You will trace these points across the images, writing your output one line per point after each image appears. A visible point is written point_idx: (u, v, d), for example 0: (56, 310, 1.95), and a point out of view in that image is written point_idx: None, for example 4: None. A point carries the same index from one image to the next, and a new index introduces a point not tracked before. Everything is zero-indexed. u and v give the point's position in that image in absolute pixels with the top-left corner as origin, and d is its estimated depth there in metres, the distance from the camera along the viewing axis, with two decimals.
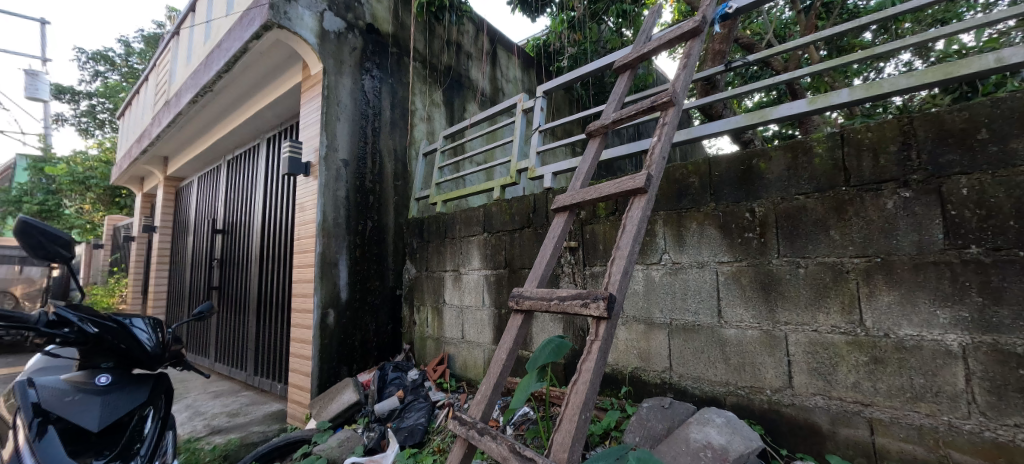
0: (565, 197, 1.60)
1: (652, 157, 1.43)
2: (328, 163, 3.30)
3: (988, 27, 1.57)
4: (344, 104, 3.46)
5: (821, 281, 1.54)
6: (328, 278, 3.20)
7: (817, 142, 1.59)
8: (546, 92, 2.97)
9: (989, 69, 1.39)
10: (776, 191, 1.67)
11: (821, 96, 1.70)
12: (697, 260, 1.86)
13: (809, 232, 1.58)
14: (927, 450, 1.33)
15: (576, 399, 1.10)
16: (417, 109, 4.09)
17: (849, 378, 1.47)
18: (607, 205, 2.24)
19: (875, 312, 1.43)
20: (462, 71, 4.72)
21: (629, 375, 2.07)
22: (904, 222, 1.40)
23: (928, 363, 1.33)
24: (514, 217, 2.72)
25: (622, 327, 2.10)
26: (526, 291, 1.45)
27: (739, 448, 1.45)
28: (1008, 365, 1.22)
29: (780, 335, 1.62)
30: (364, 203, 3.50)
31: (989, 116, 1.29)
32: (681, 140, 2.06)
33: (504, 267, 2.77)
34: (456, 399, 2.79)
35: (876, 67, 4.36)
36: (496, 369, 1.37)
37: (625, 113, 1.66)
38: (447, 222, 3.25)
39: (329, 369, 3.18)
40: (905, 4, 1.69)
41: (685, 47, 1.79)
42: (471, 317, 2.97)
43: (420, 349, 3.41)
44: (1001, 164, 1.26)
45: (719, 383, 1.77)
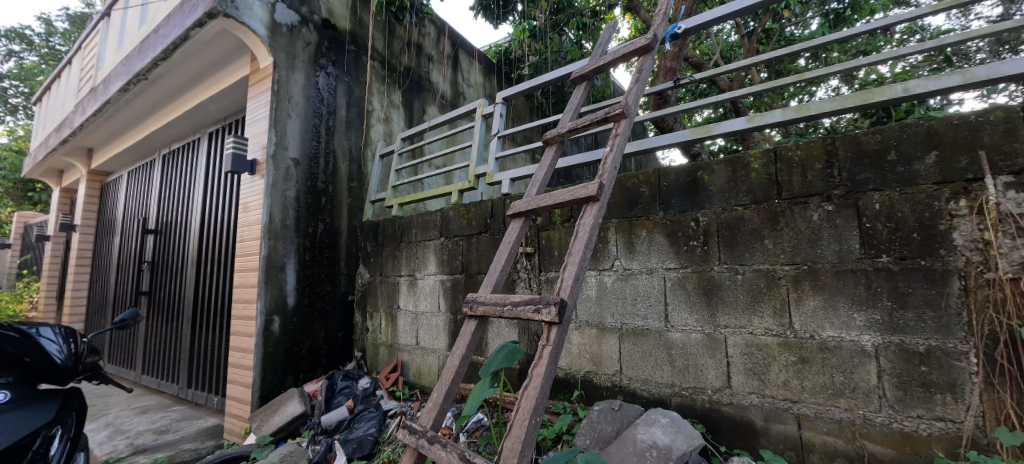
0: (521, 202, 1.63)
1: (605, 167, 1.48)
2: (276, 162, 3.14)
3: (899, 60, 1.76)
4: (295, 101, 3.32)
5: (756, 287, 1.65)
6: (273, 283, 3.03)
7: (754, 157, 1.71)
8: (505, 99, 2.99)
9: (898, 97, 1.55)
10: (718, 202, 1.77)
11: (758, 115, 1.83)
12: (646, 266, 1.94)
13: (746, 240, 1.69)
14: (846, 442, 1.45)
15: (526, 403, 1.11)
16: (374, 109, 3.99)
17: (780, 377, 1.58)
18: (562, 212, 2.28)
19: (802, 316, 1.55)
20: (423, 73, 4.66)
21: (581, 379, 2.11)
22: (827, 232, 1.53)
23: (847, 362, 1.46)
24: (471, 222, 2.71)
25: (576, 332, 2.14)
26: (479, 297, 1.45)
27: (682, 447, 1.51)
28: (911, 362, 1.36)
29: (720, 338, 1.72)
30: (315, 205, 3.36)
31: (898, 139, 1.44)
32: (634, 151, 2.14)
33: (461, 272, 2.75)
34: (409, 408, 2.73)
35: (809, 90, 4.77)
36: (448, 375, 1.35)
37: (580, 122, 1.71)
38: (403, 226, 3.18)
39: (273, 379, 3.01)
40: (832, 35, 1.85)
41: (637, 62, 1.87)
42: (426, 323, 2.92)
43: (373, 356, 3.31)
44: (906, 182, 1.41)
45: (666, 384, 1.85)
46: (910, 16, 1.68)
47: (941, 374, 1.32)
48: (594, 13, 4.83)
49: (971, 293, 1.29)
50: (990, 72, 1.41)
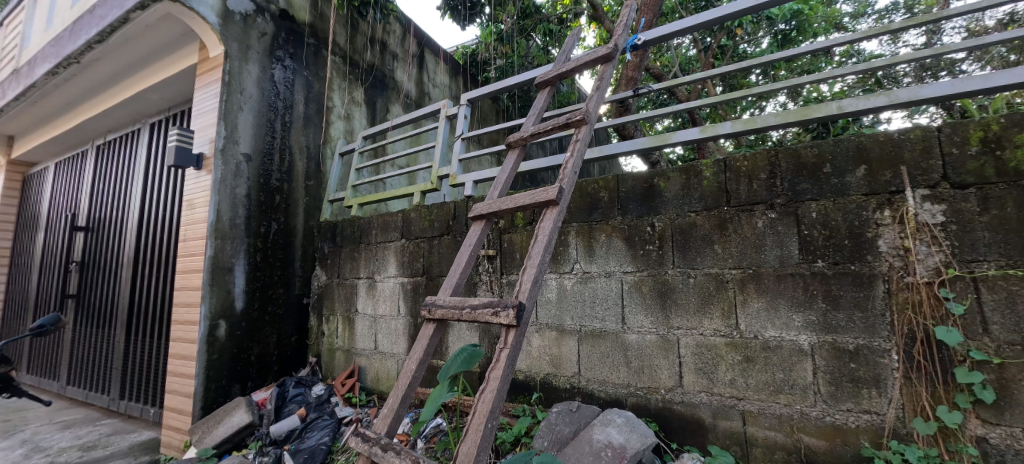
0: (482, 205, 1.63)
1: (565, 172, 1.50)
2: (225, 157, 2.97)
3: (836, 80, 1.89)
4: (248, 93, 3.16)
5: (706, 290, 1.73)
6: (219, 285, 2.86)
7: (706, 166, 1.79)
8: (470, 100, 2.98)
9: (834, 114, 1.68)
10: (673, 208, 1.84)
11: (710, 126, 1.92)
12: (605, 270, 1.98)
13: (698, 245, 1.77)
14: (785, 435, 1.54)
15: (483, 407, 1.11)
16: (335, 106, 3.87)
17: (727, 376, 1.66)
18: (524, 216, 2.30)
19: (747, 317, 1.64)
20: (387, 71, 4.57)
21: (541, 381, 2.13)
22: (770, 239, 1.63)
23: (787, 360, 1.55)
24: (433, 224, 2.68)
25: (536, 334, 2.16)
26: (438, 300, 1.44)
27: (636, 446, 1.55)
28: (842, 359, 1.47)
29: (673, 339, 1.78)
30: (268, 204, 3.21)
31: (833, 153, 1.55)
32: (595, 157, 2.19)
33: (422, 274, 2.71)
34: (366, 414, 2.65)
35: (759, 105, 5.05)
36: (405, 379, 1.34)
37: (542, 127, 1.73)
38: (363, 227, 3.09)
39: (218, 388, 2.84)
40: (777, 54, 1.98)
41: (598, 71, 1.92)
42: (385, 326, 2.85)
43: (328, 361, 3.20)
44: (839, 192, 1.52)
45: (621, 385, 1.90)
46: (845, 40, 1.82)
47: (868, 370, 1.43)
48: (560, 20, 4.91)
49: (893, 296, 1.41)
50: (912, 94, 1.55)
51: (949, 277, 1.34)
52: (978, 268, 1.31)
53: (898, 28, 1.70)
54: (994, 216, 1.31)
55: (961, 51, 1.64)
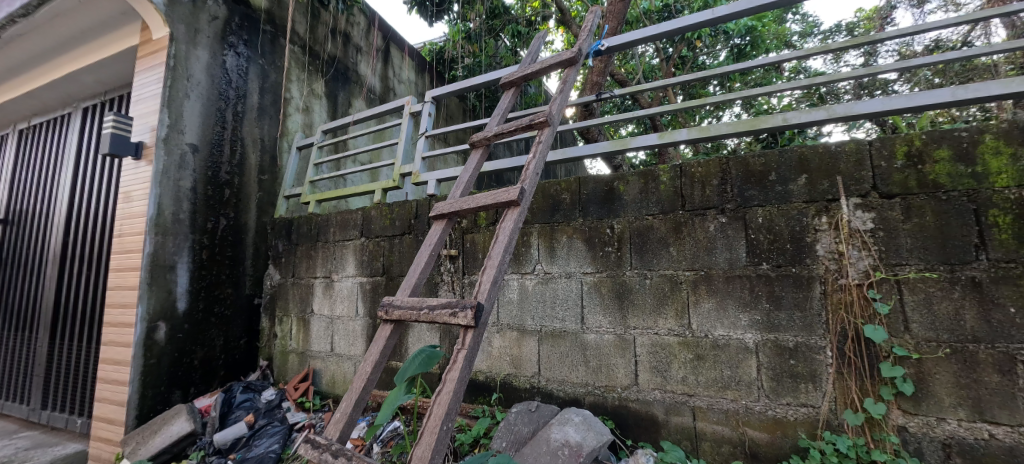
0: (443, 204, 1.62)
1: (526, 173, 1.51)
2: (168, 147, 2.78)
3: (784, 93, 2.00)
4: (196, 80, 2.97)
5: (662, 290, 1.79)
6: (159, 285, 2.67)
7: (663, 171, 1.85)
8: (435, 98, 2.93)
9: (779, 126, 1.78)
10: (631, 211, 1.89)
11: (667, 133, 1.98)
12: (566, 270, 2.01)
13: (654, 247, 1.82)
14: (731, 429, 1.62)
15: (438, 409, 1.10)
16: (292, 97, 3.71)
17: (679, 373, 1.73)
18: (487, 216, 2.29)
19: (699, 316, 1.71)
20: (349, 64, 4.43)
21: (501, 382, 2.13)
22: (720, 242, 1.70)
23: (734, 358, 1.63)
24: (394, 223, 2.62)
25: (497, 335, 2.16)
26: (396, 300, 1.42)
27: (592, 443, 1.59)
28: (783, 356, 1.56)
29: (630, 339, 1.83)
30: (217, 199, 3.03)
31: (778, 163, 1.64)
32: (558, 159, 2.21)
33: (382, 274, 2.64)
34: (319, 419, 2.56)
35: (716, 114, 5.29)
36: (360, 381, 1.32)
37: (505, 127, 1.73)
38: (320, 225, 2.98)
39: (156, 395, 2.65)
40: (731, 66, 2.07)
41: (562, 74, 1.94)
42: (342, 327, 2.76)
43: (281, 364, 3.06)
44: (783, 199, 1.62)
45: (580, 384, 1.93)
46: (792, 56, 1.93)
47: (805, 366, 1.52)
48: (528, 22, 4.93)
49: (829, 296, 1.51)
50: (847, 109, 1.67)
51: (877, 279, 1.46)
52: (901, 271, 1.44)
53: (837, 47, 1.83)
54: (915, 223, 1.43)
55: (891, 72, 1.78)
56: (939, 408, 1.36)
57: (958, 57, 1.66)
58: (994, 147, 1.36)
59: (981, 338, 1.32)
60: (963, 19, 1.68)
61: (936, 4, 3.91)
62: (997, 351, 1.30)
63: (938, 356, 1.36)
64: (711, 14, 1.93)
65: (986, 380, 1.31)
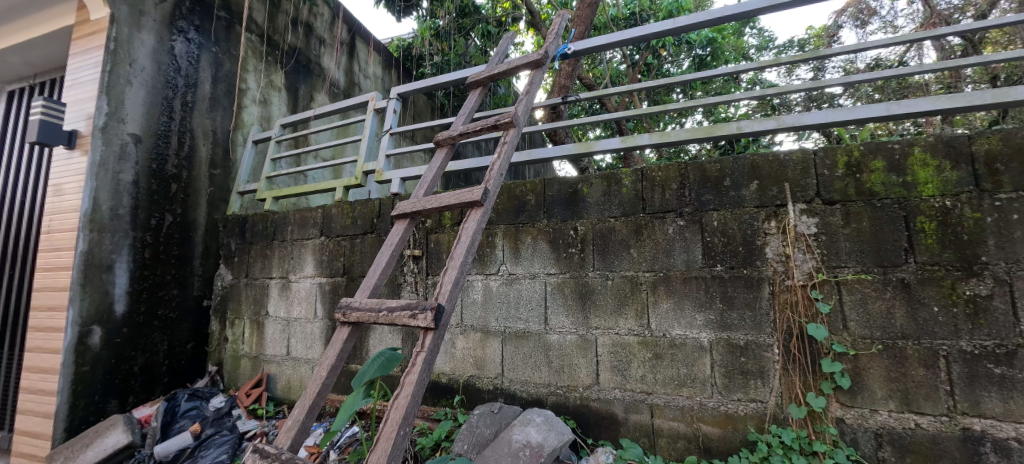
0: (406, 204, 1.60)
1: (491, 174, 1.50)
2: (106, 136, 2.57)
3: (740, 102, 2.09)
4: (140, 66, 2.77)
5: (623, 291, 1.83)
6: (94, 286, 2.48)
7: (625, 175, 1.89)
8: (400, 94, 2.87)
9: (734, 133, 1.86)
10: (595, 212, 1.92)
11: (630, 137, 2.03)
12: (530, 271, 2.02)
13: (616, 249, 1.86)
14: (686, 425, 1.68)
15: (396, 414, 1.08)
16: (248, 89, 3.53)
17: (638, 372, 1.77)
18: (452, 216, 2.26)
19: (658, 316, 1.76)
20: (311, 56, 4.26)
21: (464, 383, 2.11)
22: (678, 244, 1.76)
23: (690, 356, 1.69)
24: (356, 221, 2.55)
25: (460, 336, 2.14)
26: (354, 302, 1.39)
27: (553, 443, 1.60)
28: (734, 353, 1.63)
29: (591, 339, 1.86)
30: (162, 194, 2.84)
31: (733, 169, 1.72)
32: (524, 160, 2.22)
33: (342, 274, 2.56)
34: (272, 427, 2.45)
35: (679, 121, 5.48)
36: (315, 385, 1.28)
37: (471, 127, 1.72)
38: (277, 223, 2.85)
39: (88, 405, 2.45)
40: (691, 75, 2.14)
41: (529, 75, 1.95)
42: (299, 330, 2.65)
43: (231, 370, 2.91)
44: (736, 204, 1.69)
45: (543, 384, 1.94)
46: (748, 68, 2.02)
47: (754, 363, 1.60)
48: (498, 23, 4.93)
49: (776, 297, 1.60)
50: (795, 120, 1.77)
51: (819, 281, 1.56)
52: (840, 273, 1.53)
53: (788, 62, 1.93)
54: (853, 229, 1.53)
55: (835, 86, 1.89)
56: (873, 400, 1.46)
57: (894, 74, 1.79)
58: (922, 159, 1.48)
59: (910, 334, 1.43)
60: (899, 40, 1.81)
61: (876, 26, 4.22)
62: (923, 347, 1.41)
63: (871, 351, 1.47)
64: (672, 24, 1.99)
65: (913, 374, 1.42)
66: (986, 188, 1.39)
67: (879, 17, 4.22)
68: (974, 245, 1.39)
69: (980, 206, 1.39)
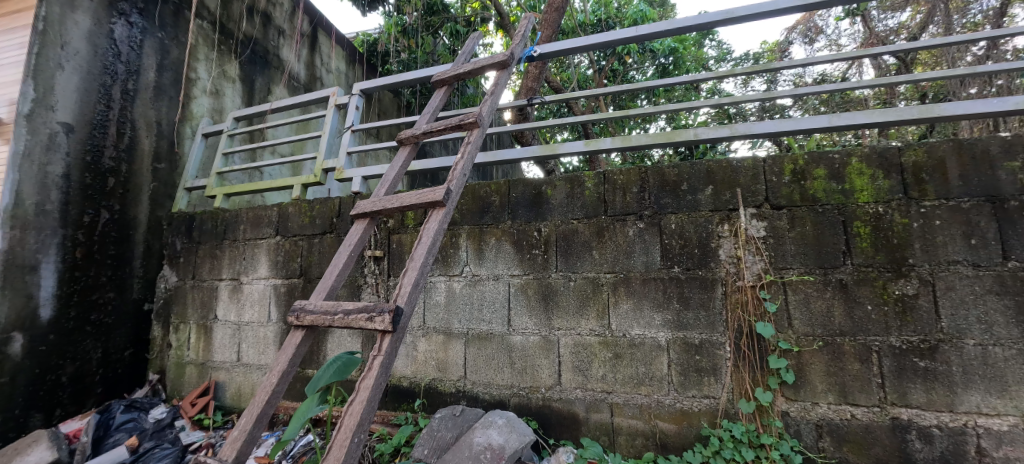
0: (366, 203, 1.56)
1: (453, 174, 1.49)
2: (32, 124, 2.35)
3: (698, 110, 2.16)
4: (73, 49, 2.56)
5: (585, 292, 1.86)
6: (14, 289, 2.25)
7: (588, 177, 1.92)
8: (363, 91, 2.79)
9: (691, 140, 1.92)
10: (558, 214, 1.94)
11: (593, 141, 2.06)
12: (493, 272, 2.01)
13: (578, 250, 1.89)
14: (644, 423, 1.72)
15: (350, 421, 1.05)
16: (198, 78, 3.32)
17: (599, 371, 1.80)
18: (415, 216, 2.22)
19: (618, 317, 1.79)
20: (269, 47, 4.07)
21: (425, 387, 2.07)
22: (638, 246, 1.80)
23: (648, 355, 1.74)
24: (314, 221, 2.45)
25: (422, 339, 2.10)
26: (308, 305, 1.35)
27: (514, 445, 1.60)
28: (690, 352, 1.69)
29: (554, 340, 1.88)
30: (97, 189, 2.62)
31: (690, 174, 1.78)
32: (488, 161, 2.21)
33: (298, 276, 2.45)
34: (220, 438, 2.32)
35: (643, 126, 5.64)
36: (264, 393, 1.23)
37: (435, 126, 1.69)
38: (228, 222, 2.70)
39: (7, 420, 2.23)
40: (653, 82, 2.20)
41: (494, 76, 1.94)
42: (251, 334, 2.52)
43: (175, 378, 2.73)
44: (692, 208, 1.76)
45: (505, 386, 1.94)
46: (706, 77, 2.10)
47: (708, 361, 1.67)
48: (467, 22, 4.89)
49: (728, 297, 1.67)
50: (747, 128, 1.85)
51: (767, 282, 1.64)
52: (786, 274, 1.62)
53: (743, 73, 2.02)
54: (798, 233, 1.63)
55: (785, 98, 2.00)
56: (814, 394, 1.55)
57: (837, 89, 1.91)
58: (859, 169, 1.59)
59: (847, 331, 1.53)
60: (841, 56, 1.92)
61: (822, 43, 4.53)
62: (858, 342, 1.51)
63: (813, 348, 1.56)
64: (635, 32, 2.04)
65: (849, 368, 1.52)
66: (913, 196, 1.51)
67: (825, 35, 4.49)
68: (903, 249, 1.50)
69: (908, 212, 1.51)
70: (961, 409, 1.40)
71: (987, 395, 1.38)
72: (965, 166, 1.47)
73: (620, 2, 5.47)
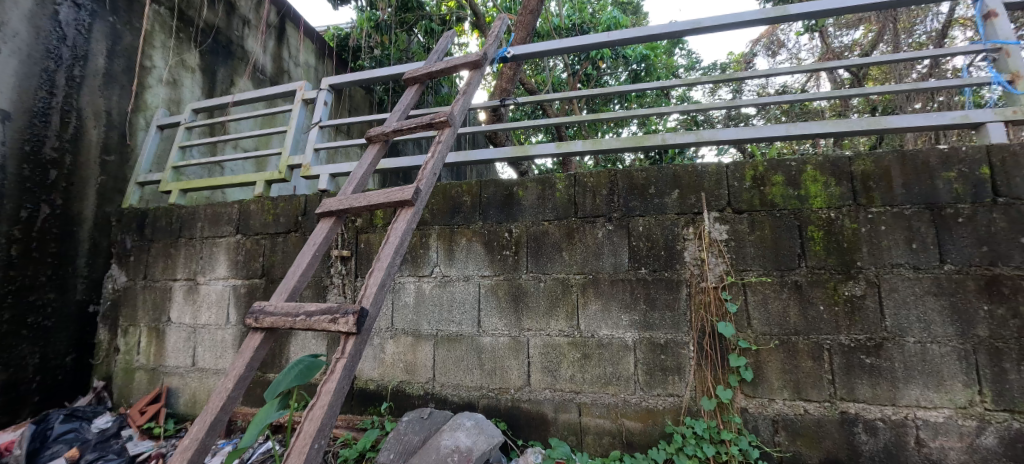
0: (332, 201, 1.52)
1: (424, 173, 1.47)
2: None
3: (667, 116, 2.21)
4: (12, 30, 2.38)
5: (554, 293, 1.87)
6: None
7: (559, 179, 1.93)
8: (331, 86, 2.71)
9: (660, 145, 1.96)
10: (529, 215, 1.95)
11: (564, 143, 2.08)
12: (464, 273, 2.00)
13: (548, 252, 1.90)
14: (611, 422, 1.75)
15: (310, 427, 1.02)
16: (153, 67, 3.14)
17: (568, 372, 1.82)
18: (384, 215, 2.17)
19: (587, 317, 1.81)
20: (233, 37, 3.89)
21: (392, 390, 2.03)
22: (607, 248, 1.83)
23: (615, 355, 1.77)
24: (278, 219, 2.36)
25: (390, 341, 2.06)
26: (268, 307, 1.30)
27: (482, 447, 1.59)
28: (656, 352, 1.73)
29: (524, 341, 1.88)
30: (37, 181, 2.44)
31: (658, 178, 1.82)
32: (459, 161, 2.18)
33: (260, 276, 2.36)
34: (171, 447, 2.20)
35: (615, 130, 5.74)
36: (219, 399, 1.18)
37: (405, 124, 1.66)
38: (184, 219, 2.56)
39: None
40: (624, 87, 2.24)
41: (467, 76, 1.93)
42: (207, 337, 2.41)
43: (123, 384, 2.57)
44: (659, 211, 1.80)
45: (474, 388, 1.93)
46: (675, 85, 2.15)
47: (673, 360, 1.71)
48: (442, 21, 4.84)
49: (693, 297, 1.73)
50: (712, 135, 1.91)
51: (728, 283, 1.70)
52: (746, 275, 1.69)
53: (709, 82, 2.09)
54: (758, 236, 1.70)
55: (749, 106, 2.07)
56: (771, 390, 1.62)
57: (796, 100, 1.99)
58: (813, 176, 1.67)
59: (801, 330, 1.61)
60: (801, 69, 2.01)
61: (784, 56, 4.75)
62: (812, 341, 1.59)
63: (770, 346, 1.63)
64: (607, 37, 2.07)
65: (802, 365, 1.59)
66: (861, 203, 1.61)
67: (786, 48, 4.73)
68: (853, 253, 1.59)
69: (857, 218, 1.60)
70: (902, 402, 1.50)
71: (925, 389, 1.48)
72: (908, 175, 1.57)
73: (595, 8, 5.56)
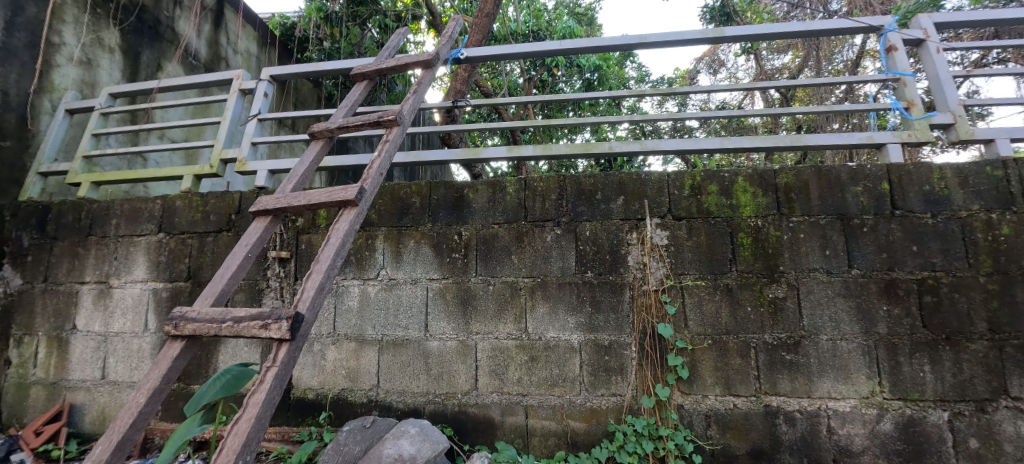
0: (268, 199, 1.43)
1: (369, 172, 1.42)
2: None
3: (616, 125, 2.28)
4: None
5: (503, 296, 1.87)
6: None
7: (509, 183, 1.94)
8: (272, 77, 2.55)
9: (606, 152, 2.03)
10: (479, 218, 1.94)
11: (515, 147, 2.08)
12: (411, 276, 1.95)
13: (497, 255, 1.90)
14: (557, 423, 1.78)
15: (233, 442, 0.95)
16: (64, 44, 2.81)
17: (515, 375, 1.83)
18: (327, 215, 2.08)
19: (535, 320, 1.83)
20: (162, 17, 3.56)
21: (333, 398, 1.94)
22: (555, 251, 1.86)
23: (562, 357, 1.80)
24: (208, 217, 2.18)
25: (332, 347, 1.96)
26: (191, 312, 1.20)
27: (426, 454, 1.55)
28: (600, 353, 1.78)
29: (471, 345, 1.87)
30: None
31: (605, 184, 1.88)
32: (408, 161, 2.13)
33: (185, 278, 2.17)
34: None
35: (569, 136, 5.86)
36: (129, 415, 1.07)
37: (351, 121, 1.59)
38: (96, 215, 2.31)
39: None
40: (575, 94, 2.29)
41: (418, 75, 1.89)
42: (120, 347, 2.17)
43: (16, 401, 2.26)
44: (606, 217, 1.86)
45: (420, 393, 1.89)
46: (624, 95, 2.23)
47: (616, 360, 1.77)
48: (397, 17, 4.72)
49: (635, 300, 1.79)
50: (655, 145, 1.99)
51: (668, 286, 1.78)
52: (684, 279, 1.78)
53: (655, 94, 2.18)
54: (695, 242, 1.79)
55: (690, 119, 2.18)
56: (704, 387, 1.71)
57: (731, 115, 2.12)
58: (744, 187, 1.80)
59: (731, 330, 1.72)
60: (737, 87, 2.14)
61: (724, 74, 5.10)
62: (740, 340, 1.71)
63: (703, 345, 1.73)
64: (561, 45, 2.11)
65: (732, 363, 1.70)
66: (784, 213, 1.75)
67: (726, 67, 5.08)
68: (776, 258, 1.73)
69: (780, 226, 1.74)
70: (816, 394, 1.64)
71: (835, 382, 1.64)
72: (824, 188, 1.74)
73: (550, 16, 5.65)
